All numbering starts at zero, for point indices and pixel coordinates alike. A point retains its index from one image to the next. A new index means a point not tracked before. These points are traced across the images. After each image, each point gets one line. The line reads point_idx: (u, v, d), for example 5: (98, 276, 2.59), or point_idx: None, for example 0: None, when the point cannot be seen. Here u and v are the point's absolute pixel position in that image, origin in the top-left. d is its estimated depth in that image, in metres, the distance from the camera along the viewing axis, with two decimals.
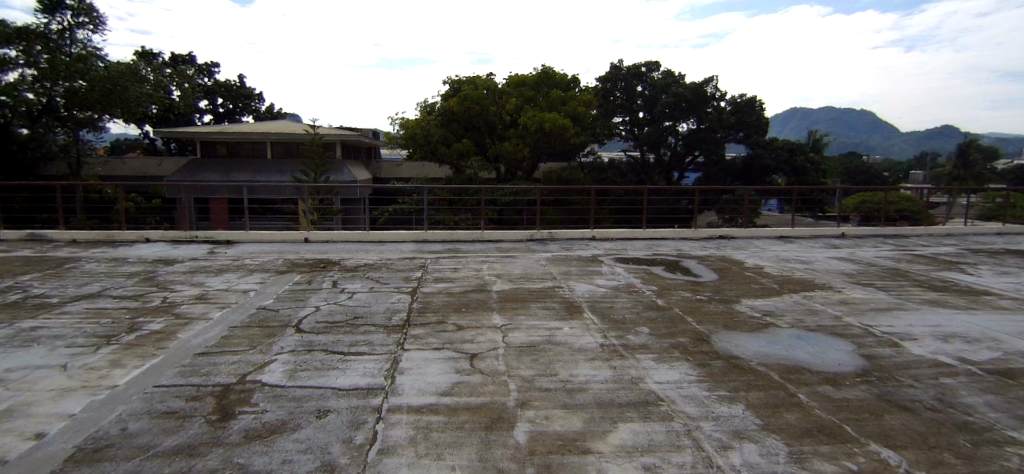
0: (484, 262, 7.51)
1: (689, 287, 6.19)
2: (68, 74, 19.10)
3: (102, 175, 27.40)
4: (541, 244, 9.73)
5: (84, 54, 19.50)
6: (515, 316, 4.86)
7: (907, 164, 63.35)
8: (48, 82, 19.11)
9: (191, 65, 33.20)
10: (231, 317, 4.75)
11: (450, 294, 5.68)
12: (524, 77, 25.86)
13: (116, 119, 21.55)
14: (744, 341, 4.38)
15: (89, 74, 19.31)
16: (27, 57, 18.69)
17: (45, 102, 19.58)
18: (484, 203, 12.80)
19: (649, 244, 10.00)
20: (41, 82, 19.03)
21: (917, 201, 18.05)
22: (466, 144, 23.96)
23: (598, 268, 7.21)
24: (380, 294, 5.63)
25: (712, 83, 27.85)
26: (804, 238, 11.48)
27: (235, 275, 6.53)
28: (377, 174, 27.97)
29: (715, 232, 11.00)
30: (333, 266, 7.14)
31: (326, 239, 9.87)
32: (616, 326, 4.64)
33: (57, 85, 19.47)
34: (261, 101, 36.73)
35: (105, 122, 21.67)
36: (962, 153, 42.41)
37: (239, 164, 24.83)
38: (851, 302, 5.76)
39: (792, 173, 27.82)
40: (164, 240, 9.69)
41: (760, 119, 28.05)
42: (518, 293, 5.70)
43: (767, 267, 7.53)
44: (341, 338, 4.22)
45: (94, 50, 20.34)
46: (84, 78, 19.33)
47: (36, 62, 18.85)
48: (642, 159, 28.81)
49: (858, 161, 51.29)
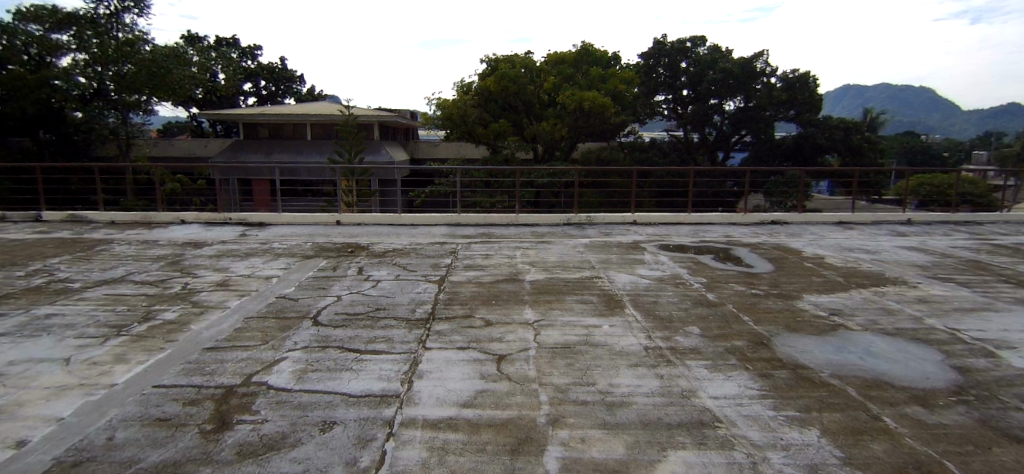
0: (517, 248, 7.07)
1: (742, 280, 5.57)
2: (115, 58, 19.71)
3: (152, 157, 28.50)
4: (578, 229, 9.23)
5: (131, 38, 20.04)
6: (548, 311, 4.41)
7: (973, 144, 58.53)
8: (98, 66, 19.78)
9: (234, 48, 33.88)
10: (248, 307, 4.55)
11: (479, 283, 5.28)
12: (563, 55, 25.00)
13: (162, 102, 21.95)
14: (814, 346, 3.80)
15: (134, 58, 19.85)
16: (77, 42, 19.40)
17: (97, 87, 20.21)
18: (520, 184, 12.30)
19: (695, 230, 9.30)
20: (92, 66, 19.75)
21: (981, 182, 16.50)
22: (502, 124, 23.40)
23: (639, 256, 6.65)
24: (405, 283, 5.30)
25: (763, 57, 26.11)
26: (866, 223, 10.46)
27: (260, 260, 6.37)
28: (413, 155, 27.90)
29: (766, 216, 10.18)
30: (361, 251, 6.88)
31: (357, 221, 9.66)
32: (662, 325, 4.12)
33: (107, 69, 20.06)
34: (301, 83, 37.19)
35: (152, 105, 22.12)
36: None
37: (279, 146, 25.23)
38: (934, 300, 5.00)
39: (848, 153, 25.96)
40: (199, 222, 9.74)
41: (815, 95, 26.18)
42: (552, 284, 5.25)
43: (830, 257, 6.76)
44: (360, 333, 3.92)
45: (140, 34, 20.86)
46: (131, 61, 19.88)
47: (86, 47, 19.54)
48: (685, 138, 27.54)
49: (918, 140, 47.66)
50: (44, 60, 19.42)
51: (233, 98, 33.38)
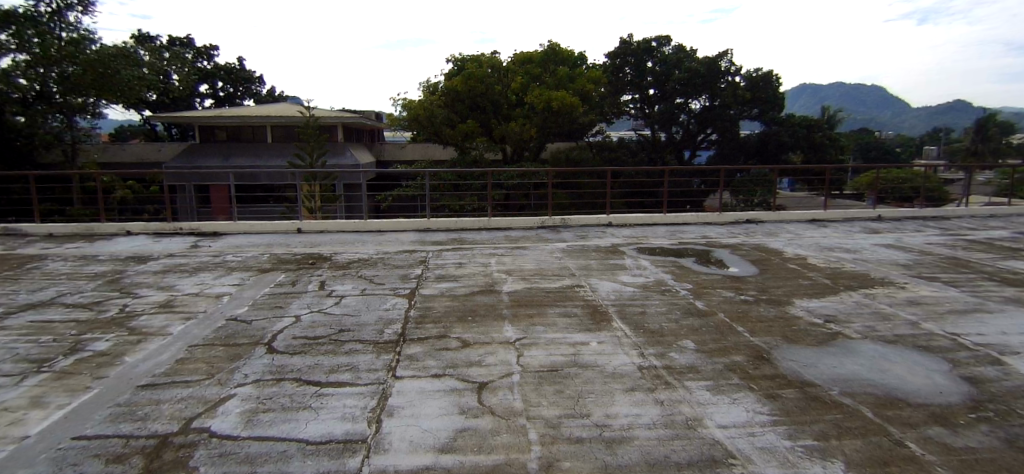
0: (492, 255, 6.70)
1: (729, 285, 5.36)
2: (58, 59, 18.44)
3: (100, 162, 26.81)
4: (553, 233, 8.94)
5: (76, 37, 18.72)
6: (530, 327, 4.05)
7: (920, 140, 61.34)
8: (40, 68, 18.42)
9: (188, 47, 32.28)
10: (193, 333, 4.01)
11: (453, 297, 4.88)
12: (530, 55, 24.73)
13: (113, 105, 20.89)
14: (815, 361, 3.57)
15: (80, 57, 18.58)
16: (18, 41, 17.78)
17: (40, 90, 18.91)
18: (491, 185, 11.94)
19: (672, 230, 9.15)
20: (34, 68, 18.36)
21: (931, 177, 17.23)
22: (471, 124, 22.94)
23: (620, 261, 6.39)
24: (372, 299, 4.84)
25: (727, 56, 26.53)
26: (837, 220, 10.54)
27: (211, 276, 5.78)
28: (380, 157, 27.15)
29: (740, 215, 10.13)
30: (324, 262, 6.36)
31: (320, 229, 9.11)
32: (654, 339, 3.82)
33: (50, 70, 18.70)
34: (261, 84, 35.78)
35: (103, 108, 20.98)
36: (980, 128, 40.85)
37: (238, 149, 24.07)
38: (923, 302, 4.90)
39: (810, 150, 26.66)
40: (146, 233, 8.99)
41: (778, 94, 26.77)
42: (532, 295, 4.90)
43: (812, 258, 6.65)
44: (321, 361, 3.46)
45: (87, 33, 19.54)
46: (76, 62, 18.62)
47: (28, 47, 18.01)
48: (653, 137, 27.72)
49: (870, 137, 49.66)
50: None
51: (188, 99, 31.82)
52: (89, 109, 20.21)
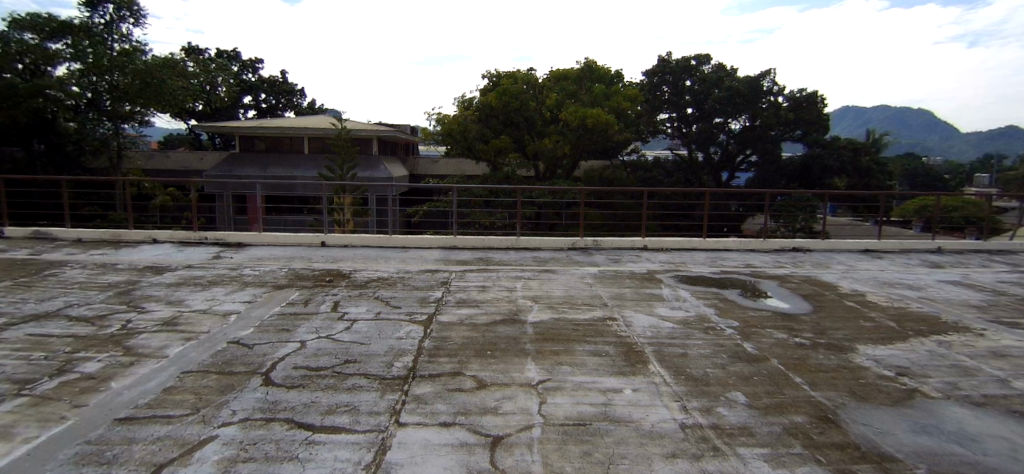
0: (517, 279, 6.29)
1: (780, 325, 4.77)
2: (109, 68, 19.17)
3: (146, 169, 27.96)
4: (584, 255, 8.48)
5: (128, 48, 19.56)
6: (556, 367, 3.59)
7: (973, 166, 58.16)
8: (93, 76, 19.19)
9: (235, 61, 33.60)
10: (190, 358, 3.73)
11: (473, 326, 4.46)
12: (566, 72, 24.56)
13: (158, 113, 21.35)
14: (896, 426, 2.95)
15: (129, 67, 19.18)
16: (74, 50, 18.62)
17: (91, 98, 19.65)
18: (522, 203, 11.59)
19: (711, 257, 8.54)
20: (87, 76, 19.15)
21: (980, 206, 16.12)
22: (503, 140, 22.76)
23: (655, 291, 5.86)
24: (385, 324, 4.47)
25: (769, 75, 25.72)
26: (894, 252, 9.69)
27: (224, 291, 5.57)
28: (412, 171, 27.34)
29: (786, 243, 9.44)
30: (340, 280, 6.07)
31: (343, 243, 8.90)
32: (698, 390, 3.30)
33: (102, 79, 19.43)
34: (302, 97, 36.85)
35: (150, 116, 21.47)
36: None
37: (275, 159, 24.62)
38: (1014, 354, 4.18)
39: (855, 174, 25.38)
40: (174, 241, 9.01)
41: (822, 115, 25.71)
42: (559, 328, 4.43)
43: (872, 295, 5.95)
44: (318, 398, 3.09)
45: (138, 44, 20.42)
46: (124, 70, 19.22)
47: (82, 56, 18.79)
48: (689, 157, 26.96)
49: (919, 162, 47.26)
50: (39, 69, 18.48)
51: (231, 110, 32.99)
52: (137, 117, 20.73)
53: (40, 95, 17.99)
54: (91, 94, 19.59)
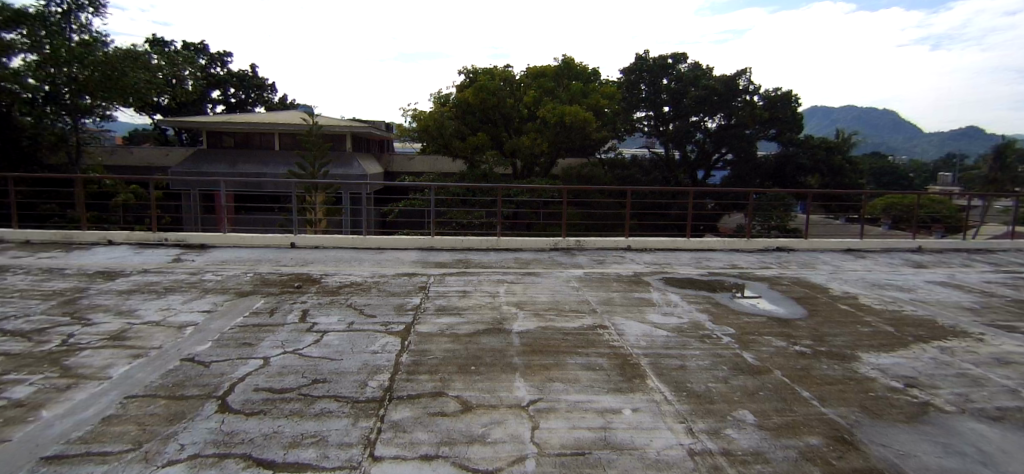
0: (500, 283, 5.97)
1: (777, 332, 4.58)
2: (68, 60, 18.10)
3: (107, 165, 26.65)
4: (567, 256, 8.23)
5: (88, 39, 18.56)
6: (546, 384, 3.29)
7: (933, 166, 60.24)
8: (51, 68, 18.05)
9: (202, 53, 32.32)
10: (135, 379, 3.27)
11: (454, 337, 4.12)
12: (545, 68, 24.21)
13: (120, 107, 20.38)
14: (917, 446, 2.74)
15: (87, 58, 18.21)
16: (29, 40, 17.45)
17: (48, 91, 18.48)
18: (502, 201, 11.29)
19: (696, 257, 8.39)
20: (44, 67, 17.93)
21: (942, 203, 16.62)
22: (481, 137, 22.38)
23: (645, 295, 5.62)
24: (358, 336, 4.09)
25: (745, 75, 25.93)
26: (873, 251, 9.72)
27: (181, 299, 5.09)
28: (388, 168, 26.73)
29: (769, 242, 9.37)
30: (311, 285, 5.64)
31: (314, 244, 8.44)
32: (704, 409, 3.04)
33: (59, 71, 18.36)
34: (274, 92, 35.71)
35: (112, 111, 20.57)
36: (999, 156, 39.57)
37: (245, 156, 23.73)
38: (1016, 361, 4.07)
39: (828, 173, 25.84)
40: (129, 243, 8.39)
41: (796, 115, 26.11)
42: (547, 338, 4.14)
43: (864, 298, 5.84)
44: (281, 427, 2.70)
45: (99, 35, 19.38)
46: (82, 63, 18.23)
47: (38, 45, 17.64)
48: (667, 156, 27.07)
49: (884, 161, 48.65)
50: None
51: (199, 105, 31.72)
52: (98, 111, 19.96)
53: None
54: (48, 87, 18.45)
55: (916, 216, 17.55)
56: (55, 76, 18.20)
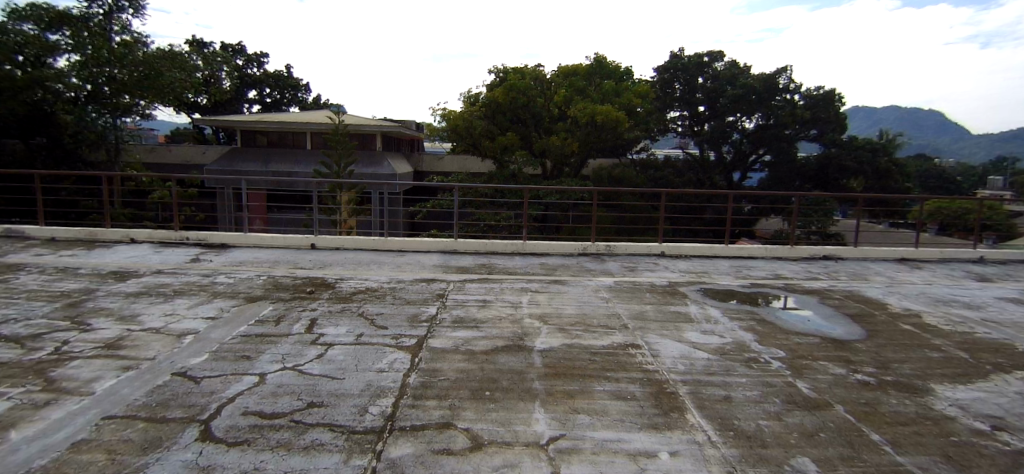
0: (523, 292, 5.56)
1: (834, 357, 4.01)
2: (109, 60, 18.39)
3: (147, 163, 27.51)
4: (597, 262, 7.76)
5: (129, 40, 18.90)
6: (571, 417, 2.86)
7: (987, 169, 56.79)
8: (94, 67, 18.35)
9: (240, 54, 33.07)
10: (119, 397, 3.02)
11: (470, 355, 3.73)
12: (576, 67, 23.65)
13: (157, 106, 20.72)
14: None
15: (128, 59, 18.59)
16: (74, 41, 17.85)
17: (91, 92, 18.85)
18: (529, 203, 10.87)
19: (736, 266, 7.79)
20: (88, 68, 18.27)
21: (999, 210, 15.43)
22: (510, 137, 22.02)
23: (682, 309, 5.11)
24: (365, 350, 3.75)
25: (786, 72, 24.75)
26: (933, 261, 8.87)
27: (186, 304, 4.88)
28: (416, 167, 26.71)
29: (817, 250, 8.67)
30: (323, 291, 5.37)
31: (335, 245, 8.22)
32: (757, 453, 2.53)
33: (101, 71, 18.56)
34: (307, 92, 36.26)
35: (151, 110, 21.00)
36: None
37: (277, 155, 24.07)
38: None
39: (875, 175, 24.43)
40: (152, 242, 8.38)
41: (840, 114, 24.79)
42: (572, 358, 3.71)
43: (930, 317, 5.15)
44: (264, 463, 2.36)
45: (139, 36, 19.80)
46: (122, 64, 18.61)
47: (82, 47, 18.02)
48: (701, 157, 26.16)
49: (934, 164, 46.00)
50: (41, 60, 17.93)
51: (235, 105, 32.47)
52: (137, 110, 20.19)
53: (38, 87, 17.43)
54: (91, 88, 18.77)
55: (968, 224, 16.32)
56: (97, 77, 18.49)
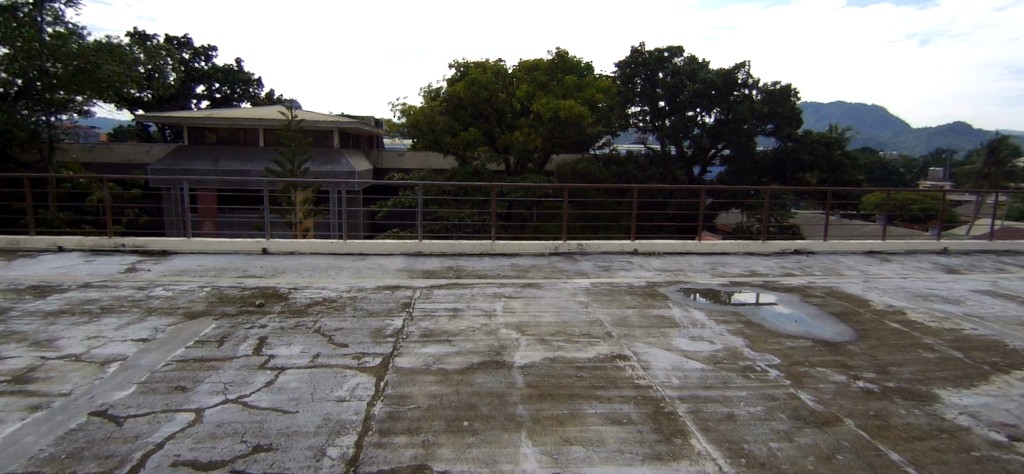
0: (497, 297, 5.19)
1: (831, 363, 3.83)
2: (40, 53, 16.92)
3: (86, 164, 25.51)
4: (570, 262, 7.47)
5: (63, 31, 17.12)
6: (564, 448, 2.48)
7: (924, 161, 60.24)
8: (25, 60, 16.82)
9: (186, 46, 31.13)
10: (13, 449, 2.43)
11: (443, 375, 3.31)
12: (537, 61, 23.30)
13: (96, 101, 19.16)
14: None
15: (61, 52, 17.01)
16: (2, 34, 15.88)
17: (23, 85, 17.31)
18: (496, 200, 10.48)
19: (710, 262, 7.65)
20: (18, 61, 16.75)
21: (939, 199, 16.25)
22: (473, 132, 21.53)
23: (665, 312, 4.86)
24: (323, 374, 3.28)
25: (744, 68, 25.23)
26: (896, 253, 9.05)
27: (115, 323, 4.24)
28: (377, 164, 25.84)
29: (787, 245, 8.66)
30: (275, 303, 4.82)
31: (289, 250, 7.61)
32: None
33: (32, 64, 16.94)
34: (260, 87, 34.56)
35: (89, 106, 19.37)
36: (993, 151, 39.03)
37: (228, 152, 22.74)
38: None
39: (829, 168, 25.31)
40: (80, 249, 7.52)
41: (795, 109, 25.51)
42: (557, 376, 3.35)
43: (913, 314, 5.12)
44: None
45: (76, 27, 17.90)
46: (56, 57, 17.06)
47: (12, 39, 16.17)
48: (663, 151, 26.42)
49: (878, 156, 48.25)
50: None
51: (181, 100, 30.56)
52: (74, 107, 18.69)
53: None
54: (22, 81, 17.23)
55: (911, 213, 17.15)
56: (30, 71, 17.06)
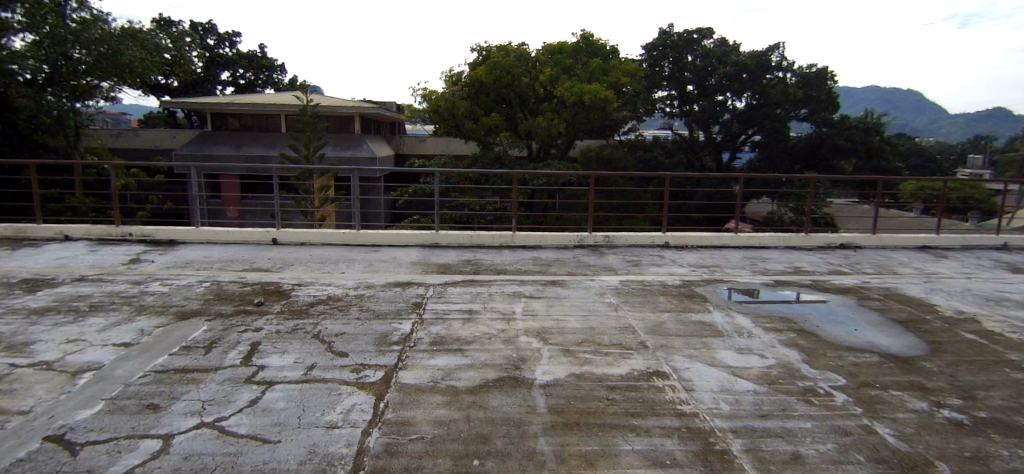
0: (516, 297, 4.73)
1: (906, 385, 3.25)
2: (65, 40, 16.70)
3: (114, 149, 25.81)
4: (596, 256, 6.95)
5: (87, 18, 17.01)
6: None
7: (965, 147, 57.25)
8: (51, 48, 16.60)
9: (210, 33, 31.16)
10: None
11: (451, 397, 2.84)
12: (561, 44, 22.47)
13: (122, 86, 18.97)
14: None
15: (85, 38, 16.79)
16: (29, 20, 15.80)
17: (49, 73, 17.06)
18: (517, 189, 9.96)
19: (749, 258, 7.04)
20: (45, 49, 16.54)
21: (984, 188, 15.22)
22: (494, 118, 20.94)
23: (705, 317, 4.33)
24: (315, 393, 2.85)
25: (778, 49, 23.94)
26: (954, 249, 8.25)
27: (102, 324, 3.91)
28: (397, 150, 25.57)
29: (832, 239, 7.97)
30: (276, 302, 4.45)
31: (299, 241, 7.28)
32: None
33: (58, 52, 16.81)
34: (283, 73, 34.48)
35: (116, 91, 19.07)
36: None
37: (249, 138, 22.70)
38: None
39: (867, 155, 23.99)
40: (90, 239, 7.34)
41: (832, 93, 24.17)
42: (585, 399, 2.85)
43: (991, 323, 4.47)
44: None
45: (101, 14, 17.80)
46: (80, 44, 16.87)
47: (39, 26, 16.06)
48: (690, 137, 25.44)
49: (916, 142, 45.92)
50: None
51: (205, 86, 30.68)
52: (101, 92, 18.44)
53: None
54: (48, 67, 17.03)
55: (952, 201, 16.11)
56: (56, 57, 16.88)
